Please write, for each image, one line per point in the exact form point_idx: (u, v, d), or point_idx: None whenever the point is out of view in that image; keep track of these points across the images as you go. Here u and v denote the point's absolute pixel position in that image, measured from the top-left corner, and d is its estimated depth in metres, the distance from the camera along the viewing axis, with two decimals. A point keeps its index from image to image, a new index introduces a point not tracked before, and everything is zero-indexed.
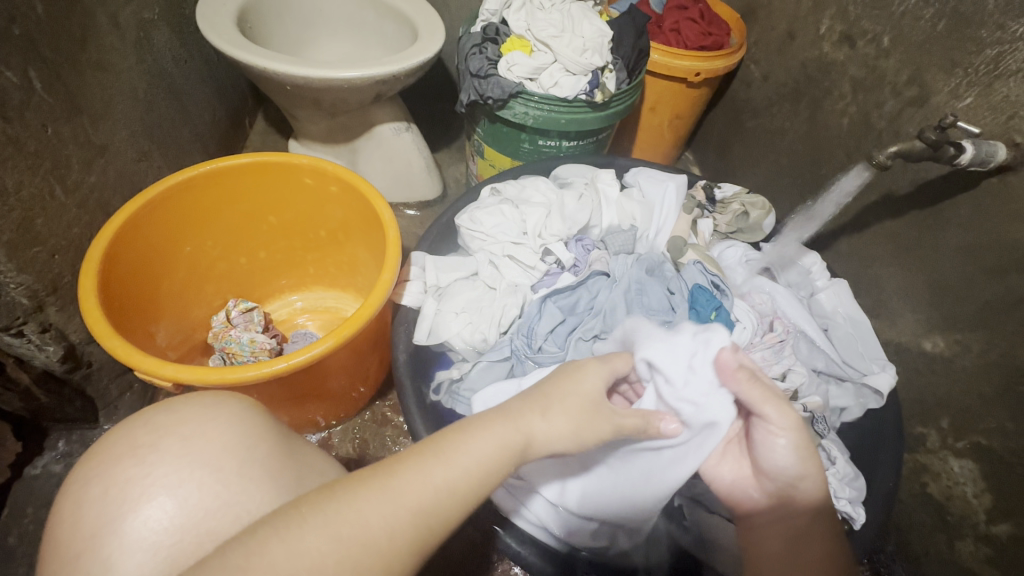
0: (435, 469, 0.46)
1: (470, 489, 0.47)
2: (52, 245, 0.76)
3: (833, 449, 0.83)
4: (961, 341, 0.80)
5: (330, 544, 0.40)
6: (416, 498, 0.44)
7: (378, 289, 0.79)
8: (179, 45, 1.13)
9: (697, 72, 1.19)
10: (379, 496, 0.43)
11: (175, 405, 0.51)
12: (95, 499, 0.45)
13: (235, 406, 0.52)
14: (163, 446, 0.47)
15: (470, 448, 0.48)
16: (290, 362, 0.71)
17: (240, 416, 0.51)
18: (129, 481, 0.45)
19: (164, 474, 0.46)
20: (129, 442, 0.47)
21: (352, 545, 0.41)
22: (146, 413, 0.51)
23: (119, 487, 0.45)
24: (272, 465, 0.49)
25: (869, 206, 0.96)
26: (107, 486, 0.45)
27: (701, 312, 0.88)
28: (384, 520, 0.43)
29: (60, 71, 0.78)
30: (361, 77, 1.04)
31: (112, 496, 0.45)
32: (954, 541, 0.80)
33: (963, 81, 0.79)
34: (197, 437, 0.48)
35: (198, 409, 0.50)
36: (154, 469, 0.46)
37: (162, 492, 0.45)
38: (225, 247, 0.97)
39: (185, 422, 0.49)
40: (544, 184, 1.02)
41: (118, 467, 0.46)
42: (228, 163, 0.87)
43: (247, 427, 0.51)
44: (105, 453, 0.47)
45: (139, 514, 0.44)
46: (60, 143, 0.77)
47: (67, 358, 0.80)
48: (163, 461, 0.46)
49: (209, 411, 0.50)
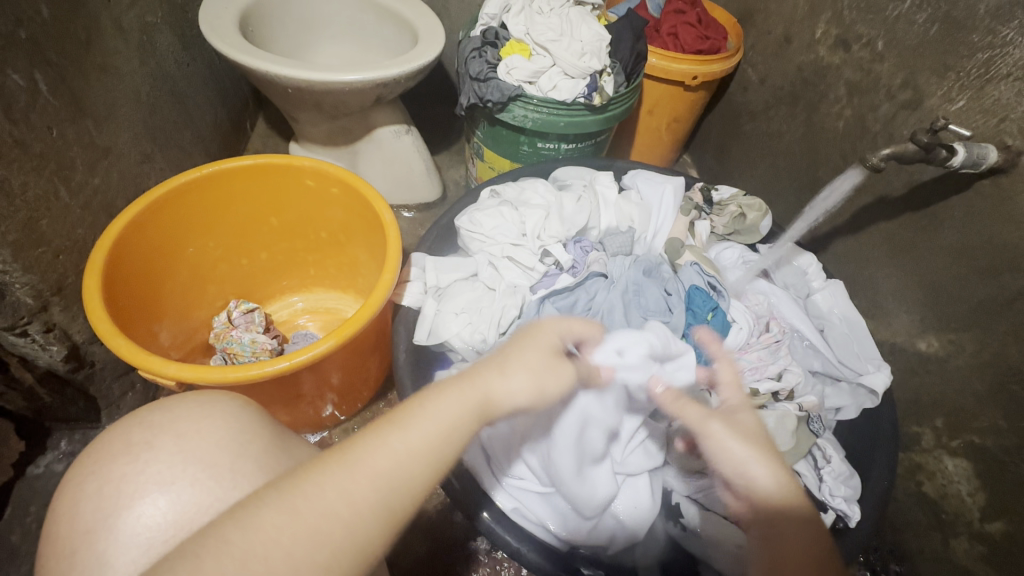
0: (394, 435, 0.45)
1: (433, 447, 0.46)
2: (56, 245, 0.76)
3: (828, 448, 0.86)
4: (955, 341, 0.81)
5: (284, 517, 0.38)
6: (374, 462, 0.43)
7: (378, 289, 0.80)
8: (182, 48, 1.14)
9: (694, 76, 1.20)
10: (335, 466, 0.42)
11: (170, 404, 0.52)
12: (91, 497, 0.45)
13: (231, 404, 0.53)
14: (157, 444, 0.48)
15: (431, 409, 0.47)
16: (292, 361, 0.72)
17: (236, 414, 0.52)
18: (124, 478, 0.46)
19: (158, 471, 0.46)
20: (125, 440, 0.48)
21: (310, 518, 0.39)
22: (142, 412, 0.51)
23: (114, 484, 0.46)
24: (264, 463, 0.49)
25: (864, 208, 0.97)
26: (103, 483, 0.46)
27: (698, 313, 0.91)
28: (345, 487, 0.41)
29: (66, 74, 0.79)
30: (362, 81, 1.05)
31: (107, 494, 0.45)
32: (949, 538, 0.80)
33: (955, 85, 0.81)
34: (192, 435, 0.49)
35: (193, 408, 0.51)
36: (147, 466, 0.46)
37: (155, 489, 0.45)
38: (226, 248, 0.98)
39: (180, 420, 0.50)
40: (543, 186, 1.03)
41: (114, 465, 0.47)
42: (230, 164, 0.88)
43: (242, 424, 0.51)
44: (101, 451, 0.48)
45: (132, 511, 0.44)
46: (64, 145, 0.78)
47: (70, 357, 0.81)
48: (158, 458, 0.47)
49: (204, 410, 0.51)
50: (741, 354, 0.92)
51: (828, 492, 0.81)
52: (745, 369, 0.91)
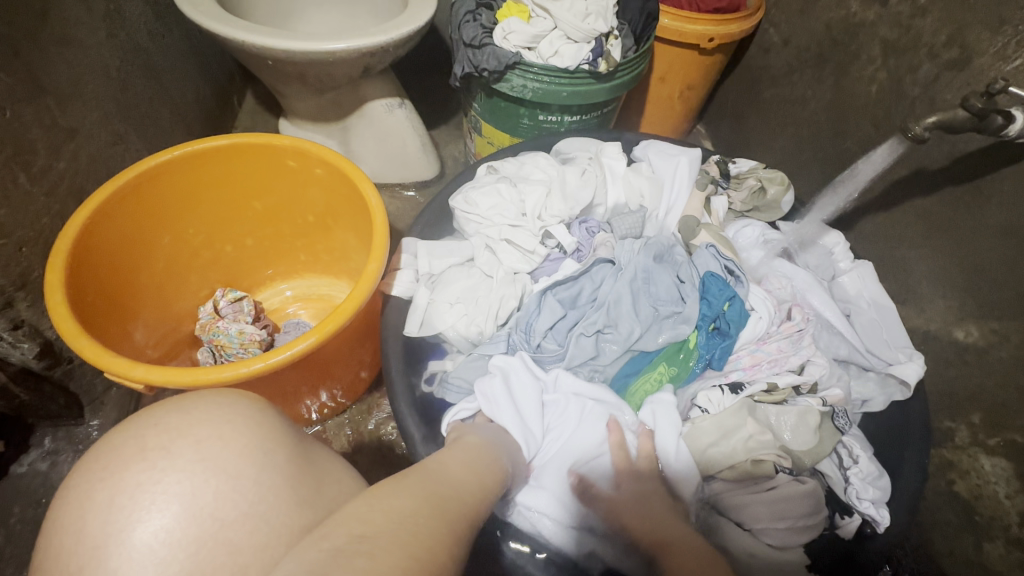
0: (445, 491, 0.49)
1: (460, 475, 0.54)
2: (18, 237, 0.71)
3: (856, 447, 0.80)
4: (998, 331, 0.74)
5: (385, 536, 0.38)
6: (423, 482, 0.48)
7: (364, 280, 0.73)
8: (155, 18, 1.06)
9: (710, 38, 1.10)
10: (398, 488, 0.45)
11: (189, 403, 0.48)
12: (99, 508, 0.40)
13: (252, 408, 0.49)
14: (175, 451, 0.43)
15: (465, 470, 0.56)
16: (267, 363, 0.67)
17: (255, 420, 0.48)
18: (138, 487, 0.41)
19: (176, 481, 0.42)
20: (138, 444, 0.43)
21: (402, 522, 0.40)
22: (151, 412, 0.47)
23: (127, 493, 0.41)
24: (285, 473, 0.46)
25: (896, 182, 0.88)
26: (114, 494, 0.41)
27: (713, 303, 0.85)
28: (411, 505, 0.43)
29: (18, 48, 0.72)
30: (347, 49, 0.96)
31: (120, 504, 0.40)
32: (982, 542, 0.75)
33: (1011, 41, 0.71)
34: (209, 443, 0.44)
35: (211, 411, 0.47)
36: (165, 475, 0.42)
37: (172, 500, 0.41)
38: (208, 235, 0.92)
39: (197, 425, 0.45)
40: (544, 160, 0.96)
41: (127, 472, 0.42)
42: (203, 145, 0.81)
43: (262, 432, 0.47)
44: (107, 456, 0.43)
45: (144, 525, 0.40)
46: (20, 126, 0.71)
47: (43, 354, 0.77)
48: (175, 467, 0.42)
49: (221, 413, 0.47)
50: (759, 345, 0.86)
51: (854, 495, 0.76)
52: (762, 362, 0.85)
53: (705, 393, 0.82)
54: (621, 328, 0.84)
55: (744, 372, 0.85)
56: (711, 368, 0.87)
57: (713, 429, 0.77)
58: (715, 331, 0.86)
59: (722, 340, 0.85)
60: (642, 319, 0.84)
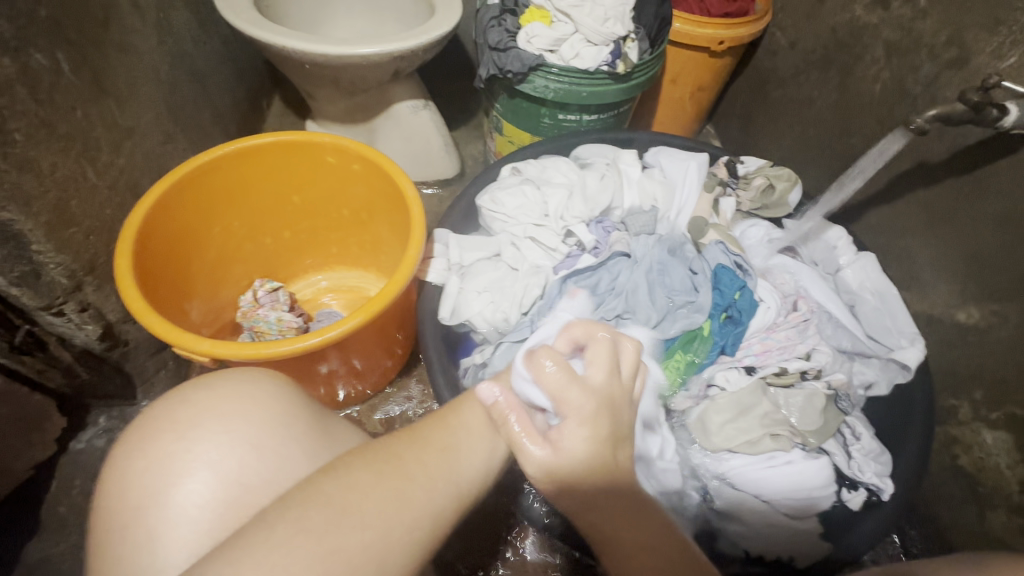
0: (408, 485, 0.45)
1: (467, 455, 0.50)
2: (87, 226, 0.77)
3: (860, 426, 0.84)
4: (998, 311, 0.78)
5: (319, 520, 0.40)
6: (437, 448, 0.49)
7: (405, 265, 0.79)
8: (197, 25, 1.13)
9: (720, 41, 1.15)
10: (385, 458, 0.46)
11: (210, 380, 0.52)
12: (140, 473, 0.46)
13: (274, 384, 0.53)
14: (201, 423, 0.48)
15: (454, 447, 0.50)
16: (323, 337, 0.73)
17: (275, 392, 0.52)
18: (171, 455, 0.47)
19: (204, 451, 0.47)
20: (168, 418, 0.49)
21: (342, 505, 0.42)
22: (183, 389, 0.51)
23: (162, 461, 0.47)
24: (305, 444, 0.50)
25: (900, 175, 0.93)
26: (149, 461, 0.47)
27: (725, 293, 0.90)
28: (355, 501, 0.42)
29: (87, 54, 0.79)
30: (379, 53, 1.03)
31: (155, 470, 0.46)
32: (985, 511, 0.79)
33: (1007, 40, 0.76)
34: (233, 416, 0.49)
35: (233, 388, 0.51)
36: (193, 445, 0.47)
37: (201, 467, 0.46)
38: (251, 227, 0.98)
39: (221, 399, 0.50)
40: (564, 164, 1.01)
41: (160, 442, 0.47)
42: (252, 142, 0.87)
43: (280, 405, 0.51)
44: (143, 428, 0.49)
45: (181, 489, 0.45)
46: (88, 125, 0.78)
47: (105, 336, 0.83)
48: (202, 439, 0.48)
49: (244, 387, 0.51)
50: (767, 334, 0.90)
51: (857, 469, 0.81)
52: (772, 349, 0.88)
53: (723, 373, 0.87)
54: (640, 314, 0.89)
55: (756, 357, 0.88)
56: (724, 355, 0.90)
57: (729, 407, 0.83)
58: (727, 320, 0.91)
59: (734, 328, 0.90)
60: (658, 307, 0.90)
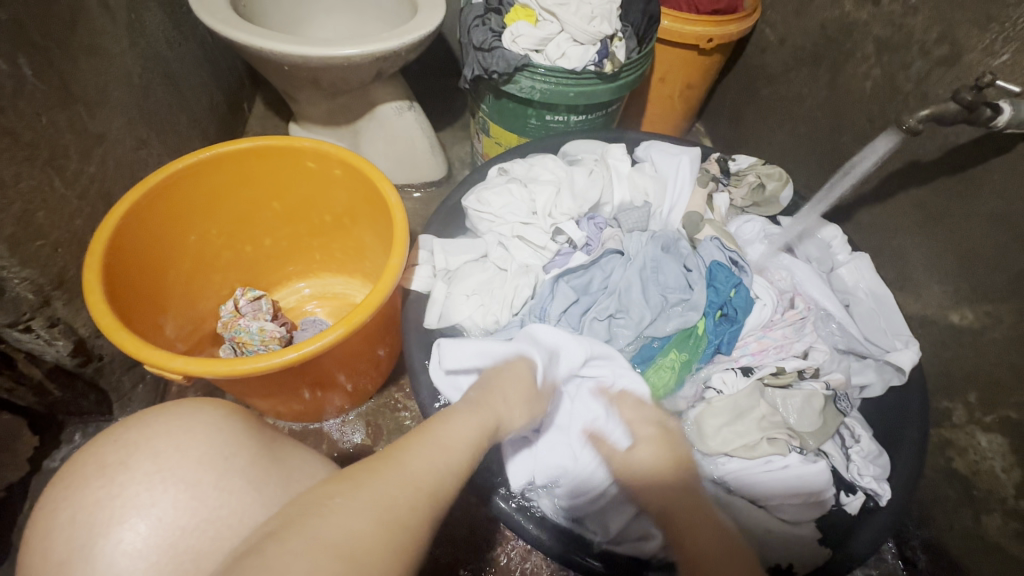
0: (357, 521, 0.40)
1: (428, 475, 0.48)
2: (55, 238, 0.74)
3: (857, 428, 0.83)
4: (992, 313, 0.77)
5: (310, 548, 0.36)
6: (393, 472, 0.46)
7: (387, 274, 0.77)
8: (172, 26, 1.09)
9: (709, 38, 1.13)
10: (366, 478, 0.44)
11: (148, 419, 0.47)
12: (64, 527, 0.41)
13: (214, 416, 0.49)
14: (132, 465, 0.43)
15: (403, 481, 0.46)
16: (300, 352, 0.70)
17: (218, 427, 0.49)
18: (99, 503, 0.42)
19: (137, 493, 0.42)
20: (97, 461, 0.44)
21: (344, 520, 0.39)
22: (121, 425, 0.48)
23: (90, 510, 0.41)
24: (252, 476, 0.46)
25: (892, 174, 0.92)
26: (74, 511, 0.41)
27: (720, 290, 0.88)
28: (315, 537, 0.37)
29: (52, 57, 0.76)
30: (361, 54, 1.00)
31: (81, 521, 0.41)
32: (980, 515, 0.79)
33: (999, 37, 0.75)
34: (171, 455, 0.45)
35: (172, 425, 0.47)
36: (124, 489, 0.42)
37: (134, 513, 0.41)
38: (229, 235, 0.95)
39: (154, 437, 0.46)
40: (552, 162, 0.99)
41: (87, 489, 0.42)
42: (228, 148, 0.84)
43: (227, 437, 0.48)
44: (70, 475, 0.44)
45: (112, 538, 0.40)
46: (55, 132, 0.74)
47: (77, 351, 0.79)
48: (135, 480, 0.43)
49: (184, 423, 0.47)
50: (765, 332, 0.90)
51: (856, 472, 0.80)
52: (769, 348, 0.88)
53: (720, 375, 0.85)
54: (633, 313, 0.88)
55: (753, 356, 0.88)
56: (720, 353, 0.89)
57: (725, 410, 0.81)
58: (722, 318, 0.89)
59: (730, 326, 0.88)
60: (652, 306, 0.88)
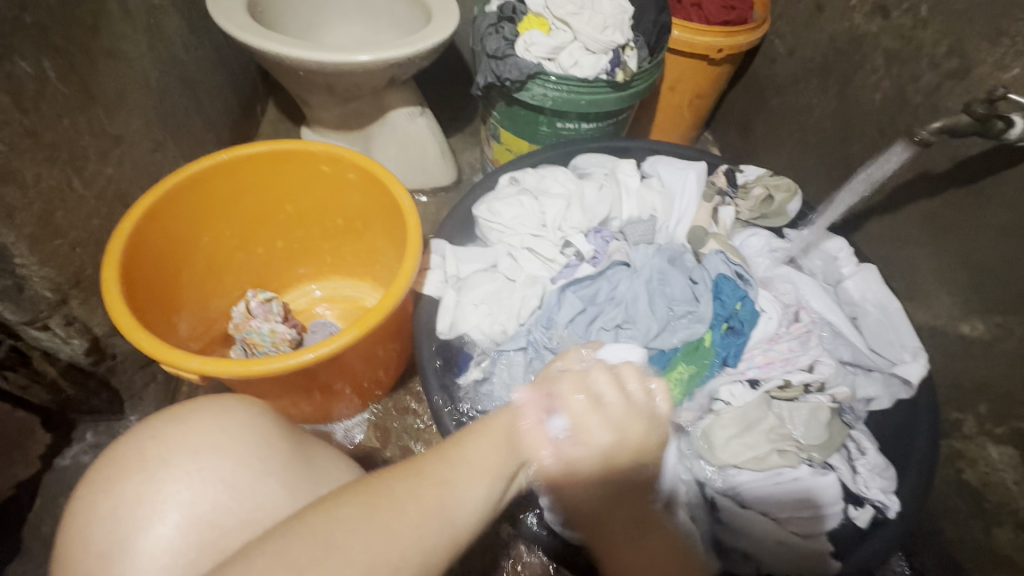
0: (395, 520, 0.42)
1: (478, 480, 0.47)
2: (73, 237, 0.75)
3: (864, 439, 0.83)
4: (1002, 325, 0.77)
5: (334, 542, 0.40)
6: (439, 470, 0.47)
7: (401, 277, 0.77)
8: (189, 31, 1.11)
9: (719, 49, 1.15)
10: (413, 475, 0.46)
11: (183, 412, 0.49)
12: (105, 519, 0.44)
13: (250, 415, 0.50)
14: (171, 463, 0.45)
15: (452, 483, 0.46)
16: (315, 353, 0.71)
17: (254, 425, 0.50)
18: (139, 499, 0.44)
19: (175, 492, 0.44)
20: (138, 456, 0.46)
21: (382, 518, 0.42)
22: (158, 420, 0.48)
23: (129, 505, 0.44)
24: (285, 479, 0.47)
25: (901, 185, 0.92)
26: (116, 504, 0.44)
27: (726, 302, 0.89)
28: (344, 534, 0.41)
29: (74, 60, 0.77)
30: (375, 61, 1.01)
31: (122, 515, 0.43)
32: (992, 527, 0.78)
33: (1009, 51, 0.75)
34: (208, 452, 0.46)
35: (207, 420, 0.48)
36: (163, 486, 0.44)
37: (172, 510, 0.44)
38: (243, 237, 0.96)
39: (193, 435, 0.47)
40: (563, 173, 1.00)
41: (126, 485, 0.44)
42: (245, 151, 0.85)
43: (261, 436, 0.49)
44: (112, 467, 0.46)
45: (150, 533, 0.43)
46: (75, 134, 0.76)
47: (91, 350, 0.80)
48: (172, 478, 0.45)
49: (221, 422, 0.48)
50: (770, 345, 0.89)
51: (863, 484, 0.80)
52: (775, 361, 0.87)
53: (727, 387, 0.85)
54: (640, 324, 0.88)
55: (759, 370, 0.87)
56: (726, 367, 0.89)
57: (735, 422, 0.81)
58: (728, 330, 0.90)
59: (736, 338, 0.89)
60: (659, 317, 0.88)
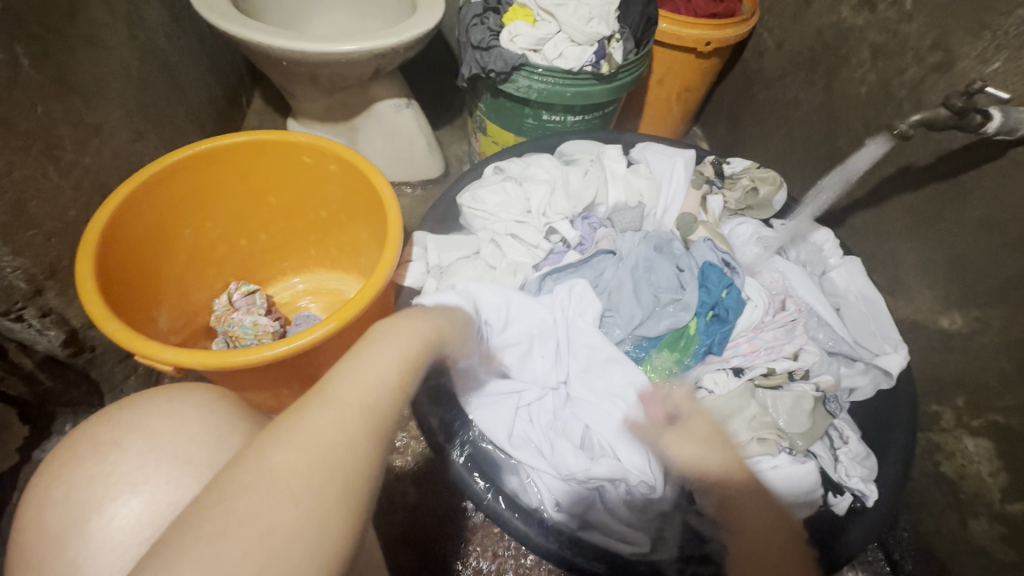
0: (299, 444, 0.35)
1: (382, 381, 0.42)
2: (48, 228, 0.74)
3: (846, 428, 0.84)
4: (981, 317, 0.78)
5: (237, 498, 0.32)
6: (333, 386, 0.40)
7: (380, 269, 0.76)
8: (171, 20, 1.10)
9: (708, 42, 1.14)
10: (300, 405, 0.38)
11: (140, 400, 0.49)
12: (58, 504, 0.43)
13: (206, 399, 0.50)
14: (126, 444, 0.45)
15: (348, 389, 0.40)
16: (291, 344, 0.70)
17: (211, 407, 0.50)
18: (92, 481, 0.43)
19: (129, 472, 0.44)
20: (91, 441, 0.45)
21: (289, 455, 0.35)
22: (112, 410, 0.49)
23: (84, 487, 0.43)
24: None
25: (885, 179, 0.93)
26: (70, 488, 0.43)
27: (711, 290, 0.89)
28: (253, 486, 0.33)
29: (48, 47, 0.75)
30: (359, 51, 1.00)
31: (75, 499, 0.43)
32: (967, 519, 0.79)
33: (991, 45, 0.75)
34: (164, 432, 0.46)
35: (165, 404, 0.48)
36: (117, 467, 0.44)
37: (127, 491, 0.43)
38: (225, 229, 0.95)
39: (149, 417, 0.47)
40: (548, 161, 1.00)
41: (82, 467, 0.44)
42: (224, 141, 0.84)
43: (218, 416, 0.49)
44: (67, 454, 0.45)
45: (104, 515, 0.42)
46: (51, 123, 0.75)
47: (68, 342, 0.80)
48: (127, 458, 0.44)
49: (176, 405, 0.48)
50: (755, 333, 0.90)
51: (844, 473, 0.81)
52: (760, 349, 0.89)
53: (710, 375, 0.85)
54: (623, 312, 0.89)
55: (744, 357, 0.88)
56: (711, 354, 0.90)
57: (717, 409, 0.81)
58: (714, 319, 0.90)
59: (721, 326, 0.89)
60: (643, 305, 0.89)
